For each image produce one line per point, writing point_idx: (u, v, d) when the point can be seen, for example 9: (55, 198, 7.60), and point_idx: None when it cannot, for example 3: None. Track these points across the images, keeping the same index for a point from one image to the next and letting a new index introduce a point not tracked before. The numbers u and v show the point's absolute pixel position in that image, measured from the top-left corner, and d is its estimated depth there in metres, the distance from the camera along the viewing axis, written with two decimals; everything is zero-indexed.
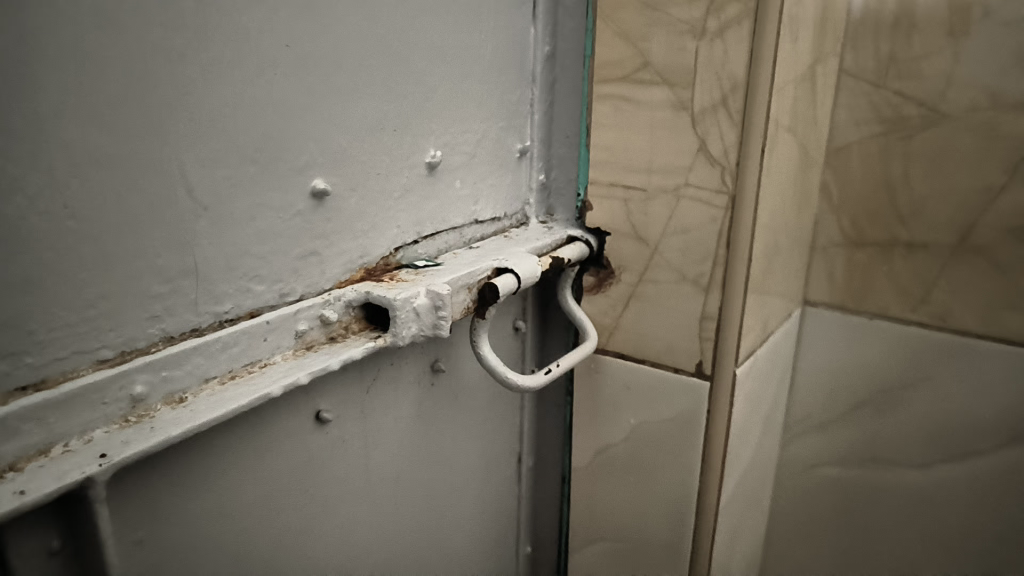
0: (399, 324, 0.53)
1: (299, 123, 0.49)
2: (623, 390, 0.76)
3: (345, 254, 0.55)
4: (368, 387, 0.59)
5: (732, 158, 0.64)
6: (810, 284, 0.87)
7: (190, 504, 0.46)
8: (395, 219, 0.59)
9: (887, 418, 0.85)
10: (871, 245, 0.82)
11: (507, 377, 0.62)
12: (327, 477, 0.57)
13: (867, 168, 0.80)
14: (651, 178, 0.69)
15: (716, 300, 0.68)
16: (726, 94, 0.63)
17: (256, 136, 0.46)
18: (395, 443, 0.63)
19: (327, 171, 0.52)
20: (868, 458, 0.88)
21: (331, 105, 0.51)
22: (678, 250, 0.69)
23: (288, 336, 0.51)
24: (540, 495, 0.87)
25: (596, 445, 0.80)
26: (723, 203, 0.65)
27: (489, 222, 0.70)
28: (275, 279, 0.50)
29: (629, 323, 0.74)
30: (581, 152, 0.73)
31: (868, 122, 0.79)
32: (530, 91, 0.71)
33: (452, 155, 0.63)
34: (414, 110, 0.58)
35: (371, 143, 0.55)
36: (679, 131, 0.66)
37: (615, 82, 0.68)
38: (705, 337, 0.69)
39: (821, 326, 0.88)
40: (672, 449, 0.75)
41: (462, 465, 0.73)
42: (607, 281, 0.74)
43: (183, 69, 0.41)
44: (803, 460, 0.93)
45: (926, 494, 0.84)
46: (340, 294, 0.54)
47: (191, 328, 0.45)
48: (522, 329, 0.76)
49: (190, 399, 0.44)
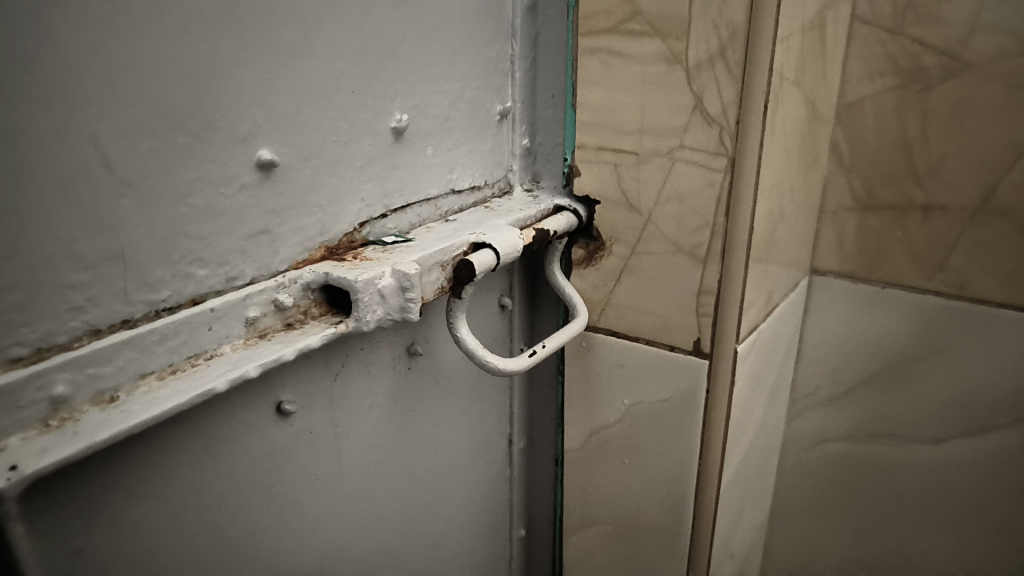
0: (362, 307, 0.48)
1: (236, 84, 0.43)
2: (617, 369, 0.71)
3: (302, 231, 0.50)
4: (336, 375, 0.55)
5: (731, 117, 0.58)
6: (818, 252, 0.81)
7: (135, 511, 0.42)
8: (358, 192, 0.54)
9: (900, 392, 0.80)
10: (885, 208, 0.76)
11: (488, 361, 0.57)
12: (293, 471, 0.53)
13: (881, 126, 0.74)
14: (643, 141, 0.63)
15: (715, 272, 0.62)
16: (724, 45, 0.56)
17: (185, 100, 0.41)
18: (368, 433, 0.59)
19: (274, 139, 0.46)
20: (878, 434, 0.83)
21: (276, 64, 0.45)
22: (672, 218, 0.63)
23: (238, 324, 0.46)
24: (533, 478, 0.83)
25: (589, 427, 0.75)
26: (722, 166, 0.59)
27: (468, 191, 0.65)
28: (220, 261, 0.45)
29: (621, 299, 0.68)
30: (567, 113, 0.67)
31: (882, 73, 0.72)
32: (509, 47, 0.65)
33: (422, 120, 0.57)
34: (374, 69, 0.52)
35: (326, 107, 0.49)
36: (673, 88, 0.60)
37: (601, 33, 0.62)
38: (703, 313, 0.64)
39: (830, 296, 0.82)
40: (669, 431, 0.70)
41: (446, 451, 0.69)
42: (597, 254, 0.68)
43: (88, 25, 0.36)
44: (809, 436, 0.88)
45: (939, 471, 0.80)
46: (296, 276, 0.49)
47: (122, 319, 0.41)
48: (508, 306, 0.71)
49: (123, 398, 0.40)
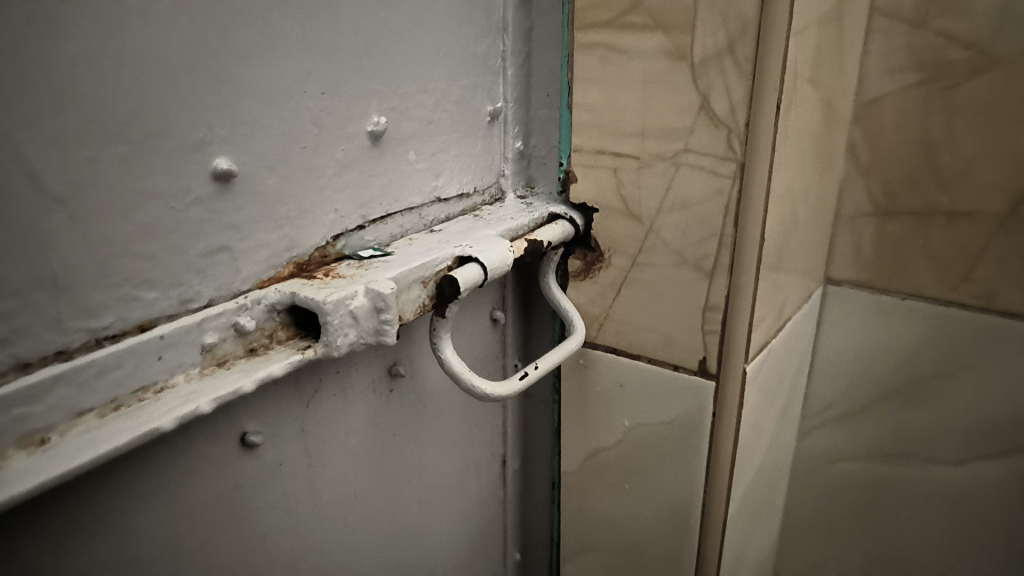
0: (331, 331, 0.44)
1: (186, 86, 0.39)
2: (617, 388, 0.66)
3: (267, 246, 0.45)
4: (308, 401, 0.50)
5: (741, 119, 0.53)
6: (832, 260, 0.76)
7: (76, 563, 0.38)
8: (332, 202, 0.49)
9: (920, 410, 0.75)
10: (906, 214, 0.71)
11: (474, 386, 0.52)
12: (261, 508, 0.48)
13: (902, 125, 0.68)
14: (645, 144, 0.58)
15: (722, 287, 0.57)
16: (733, 39, 0.51)
17: (124, 105, 0.36)
18: (347, 462, 0.54)
19: (231, 146, 0.42)
20: (895, 454, 0.78)
21: (233, 62, 0.41)
22: (676, 228, 0.58)
23: (192, 352, 0.42)
24: (529, 499, 0.79)
25: (587, 449, 0.70)
26: (731, 171, 0.54)
27: (455, 199, 0.60)
28: (172, 283, 0.41)
29: (621, 314, 0.63)
30: (563, 114, 0.62)
31: (903, 69, 0.67)
32: (500, 42, 0.60)
33: (403, 122, 0.53)
34: (347, 68, 0.47)
35: (292, 110, 0.45)
36: (677, 86, 0.55)
37: (599, 27, 0.57)
38: (709, 331, 0.59)
39: (845, 307, 0.77)
40: (672, 456, 0.65)
41: (434, 476, 0.64)
42: (595, 265, 0.64)
43: (5, 19, 0.31)
44: (821, 454, 0.83)
45: (961, 494, 0.75)
46: (259, 296, 0.45)
47: (56, 351, 0.36)
48: (501, 320, 0.66)
49: (56, 441, 0.35)
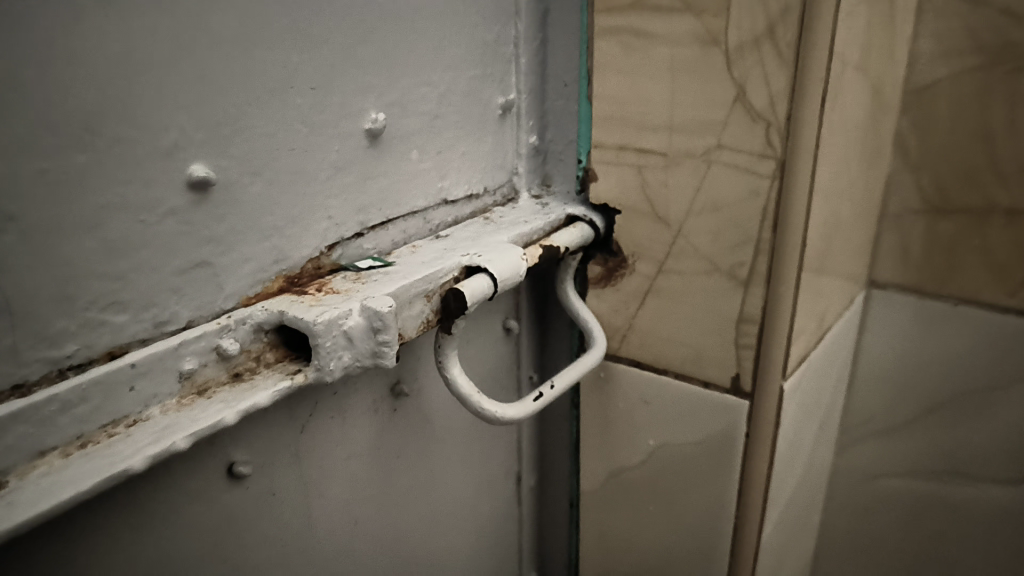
0: (323, 355, 0.39)
1: (155, 84, 0.34)
2: (640, 404, 0.61)
3: (252, 260, 0.41)
4: (303, 426, 0.46)
5: (782, 111, 0.47)
6: (875, 261, 0.70)
7: None
8: (325, 208, 0.44)
9: (971, 426, 0.69)
10: (959, 213, 0.64)
11: (484, 409, 0.48)
12: (253, 542, 0.45)
13: (957, 115, 0.62)
14: (672, 140, 0.52)
15: (759, 298, 0.52)
16: (773, 22, 0.45)
17: (82, 109, 0.32)
18: (347, 488, 0.50)
19: (208, 151, 0.37)
20: (944, 471, 0.72)
21: (209, 56, 0.36)
22: (707, 232, 0.53)
23: (169, 379, 0.38)
24: (547, 516, 0.75)
25: (607, 467, 0.66)
26: (769, 170, 0.48)
27: (464, 201, 0.55)
28: (145, 304, 0.37)
29: (645, 324, 0.58)
30: (582, 107, 0.57)
31: (959, 52, 0.61)
32: (513, 28, 0.55)
33: (405, 118, 0.48)
34: (340, 59, 0.43)
35: (278, 109, 0.40)
36: (708, 76, 0.49)
37: (621, 10, 0.51)
38: (743, 345, 0.53)
39: (890, 313, 0.71)
40: (700, 479, 0.60)
41: (444, 496, 0.60)
42: (617, 272, 0.59)
43: None
44: (860, 470, 0.77)
45: (1017, 517, 0.69)
46: (244, 315, 0.40)
47: (12, 385, 0.32)
48: (514, 330, 0.61)
49: (14, 485, 0.32)
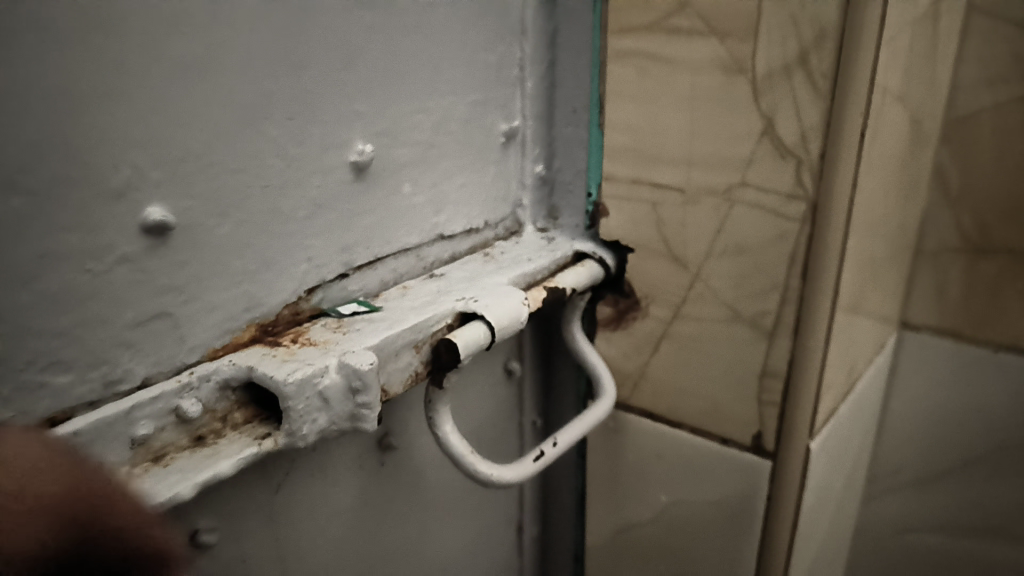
0: (295, 419, 0.35)
1: (104, 117, 0.30)
2: (652, 458, 0.57)
3: (219, 308, 0.37)
4: (278, 487, 0.42)
5: (815, 148, 0.42)
6: (908, 302, 0.65)
7: None
8: (305, 249, 0.40)
9: (1013, 481, 0.64)
10: (1003, 253, 0.59)
11: (479, 472, 0.43)
12: None
13: (1002, 147, 0.57)
14: (691, 175, 0.48)
15: (784, 351, 0.47)
16: (806, 49, 0.41)
17: (15, 147, 0.28)
18: (328, 553, 0.46)
19: (167, 190, 0.33)
20: (981, 529, 0.67)
21: (168, 85, 0.32)
22: (728, 276, 0.48)
23: (120, 447, 0.33)
24: (549, 567, 0.70)
25: (616, 521, 0.61)
26: (798, 212, 0.44)
27: (462, 236, 0.51)
28: (93, 363, 0.32)
29: (658, 372, 0.54)
30: (593, 134, 0.53)
31: (1006, 79, 0.55)
32: (519, 48, 0.51)
33: (397, 148, 0.44)
34: (322, 87, 0.38)
35: (252, 143, 0.36)
36: (733, 106, 0.44)
37: (637, 32, 0.47)
38: (766, 401, 0.49)
39: (923, 357, 0.66)
40: (716, 541, 0.55)
41: (436, 554, 0.56)
42: (628, 314, 0.54)
43: None
44: (888, 523, 0.72)
45: None
46: (208, 371, 0.36)
47: None
48: (517, 372, 0.57)
49: None
